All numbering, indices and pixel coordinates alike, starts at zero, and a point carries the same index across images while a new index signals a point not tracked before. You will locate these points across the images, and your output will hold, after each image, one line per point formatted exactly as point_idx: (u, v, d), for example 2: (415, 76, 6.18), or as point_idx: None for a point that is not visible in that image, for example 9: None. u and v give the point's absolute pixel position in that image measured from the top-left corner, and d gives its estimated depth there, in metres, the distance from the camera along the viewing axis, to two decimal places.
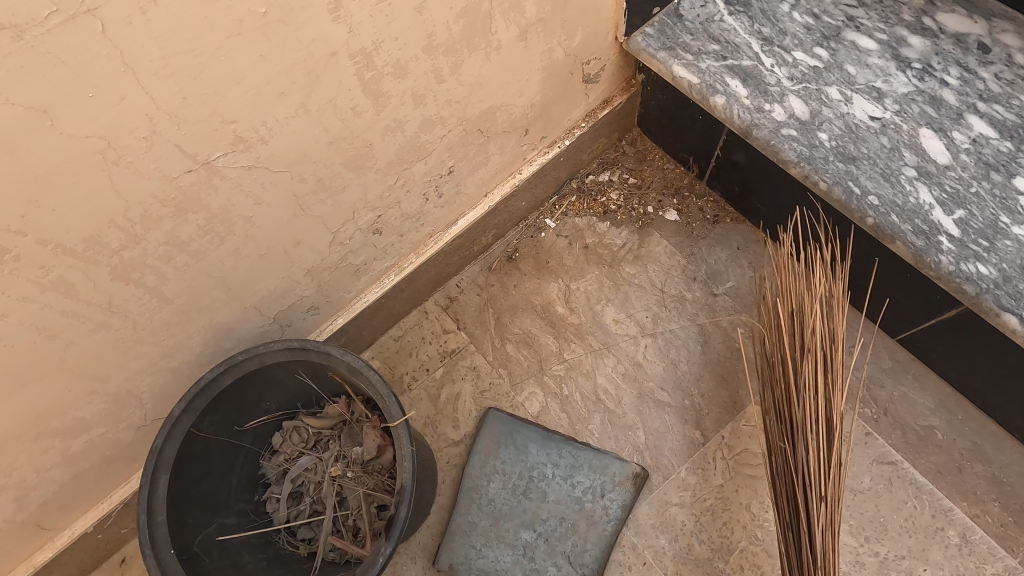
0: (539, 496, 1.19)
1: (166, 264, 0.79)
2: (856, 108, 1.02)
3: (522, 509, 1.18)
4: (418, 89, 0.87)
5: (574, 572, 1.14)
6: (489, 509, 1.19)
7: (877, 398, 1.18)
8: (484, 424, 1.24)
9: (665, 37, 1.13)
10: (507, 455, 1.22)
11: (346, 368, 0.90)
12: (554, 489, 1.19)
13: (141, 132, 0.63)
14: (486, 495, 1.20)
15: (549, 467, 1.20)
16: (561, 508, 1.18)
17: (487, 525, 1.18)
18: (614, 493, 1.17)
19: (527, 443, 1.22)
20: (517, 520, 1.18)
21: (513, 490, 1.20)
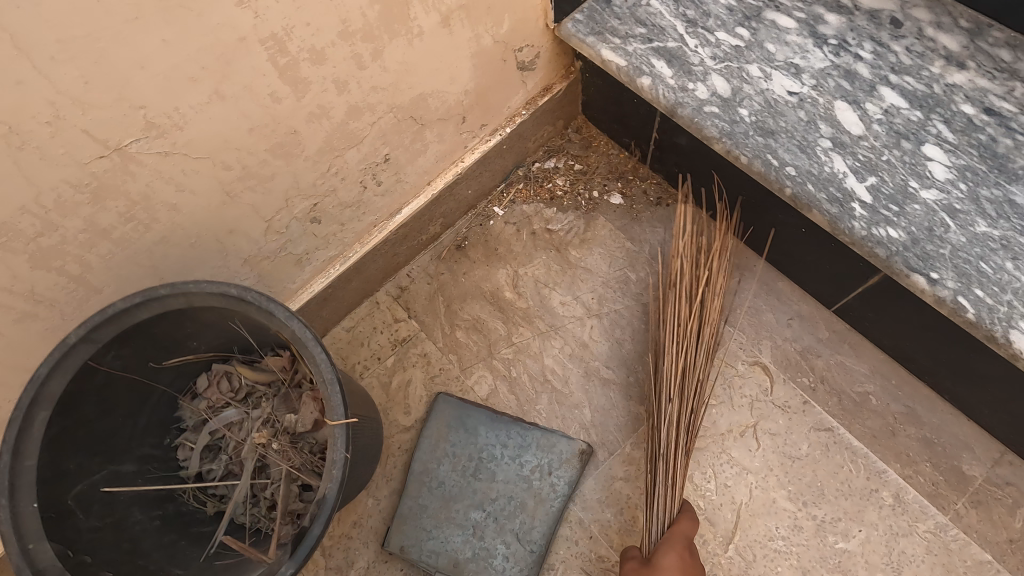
0: (488, 477, 1.21)
1: (89, 253, 0.80)
2: (775, 84, 1.05)
3: (472, 489, 1.21)
4: (339, 76, 0.89)
5: (521, 549, 1.16)
6: (438, 491, 1.21)
7: (814, 367, 1.22)
8: (434, 410, 1.26)
9: (594, 23, 1.16)
10: (458, 438, 1.24)
11: (291, 335, 0.85)
12: (503, 469, 1.21)
13: (44, 117, 0.64)
14: (437, 478, 1.22)
15: (498, 448, 1.22)
16: (510, 488, 1.20)
17: (437, 506, 1.20)
18: (561, 471, 1.20)
19: (476, 427, 1.24)
20: (466, 501, 1.20)
21: (463, 472, 1.22)
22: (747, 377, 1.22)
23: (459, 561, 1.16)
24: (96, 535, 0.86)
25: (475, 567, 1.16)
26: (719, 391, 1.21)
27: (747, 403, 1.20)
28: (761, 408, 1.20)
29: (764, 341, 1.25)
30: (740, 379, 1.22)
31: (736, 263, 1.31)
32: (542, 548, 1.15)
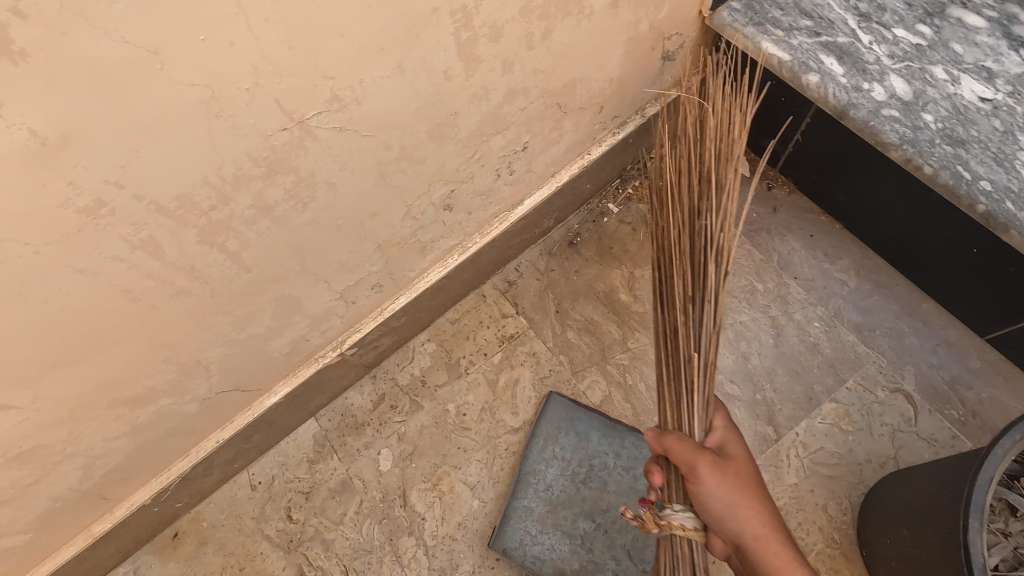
0: (600, 484, 1.17)
1: (250, 229, 0.76)
2: (964, 89, 0.96)
3: (581, 497, 1.17)
4: (508, 56, 0.83)
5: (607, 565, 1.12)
6: (547, 494, 1.17)
7: (964, 400, 1.12)
8: (546, 410, 1.21)
9: (753, 12, 1.07)
10: (575, 438, 1.20)
11: (894, 442, 1.11)
12: (625, 479, 1.17)
13: (244, 83, 0.60)
14: (547, 480, 1.17)
15: (619, 457, 1.18)
16: (622, 500, 1.16)
17: (546, 510, 1.16)
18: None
19: (589, 432, 1.20)
20: (575, 509, 1.16)
21: (575, 477, 1.18)
22: (887, 403, 1.14)
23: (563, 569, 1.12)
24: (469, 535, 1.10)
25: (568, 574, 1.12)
26: (855, 417, 1.14)
27: (887, 431, 1.12)
28: (902, 438, 1.11)
29: (907, 366, 1.16)
30: (880, 406, 1.14)
31: (873, 279, 1.23)
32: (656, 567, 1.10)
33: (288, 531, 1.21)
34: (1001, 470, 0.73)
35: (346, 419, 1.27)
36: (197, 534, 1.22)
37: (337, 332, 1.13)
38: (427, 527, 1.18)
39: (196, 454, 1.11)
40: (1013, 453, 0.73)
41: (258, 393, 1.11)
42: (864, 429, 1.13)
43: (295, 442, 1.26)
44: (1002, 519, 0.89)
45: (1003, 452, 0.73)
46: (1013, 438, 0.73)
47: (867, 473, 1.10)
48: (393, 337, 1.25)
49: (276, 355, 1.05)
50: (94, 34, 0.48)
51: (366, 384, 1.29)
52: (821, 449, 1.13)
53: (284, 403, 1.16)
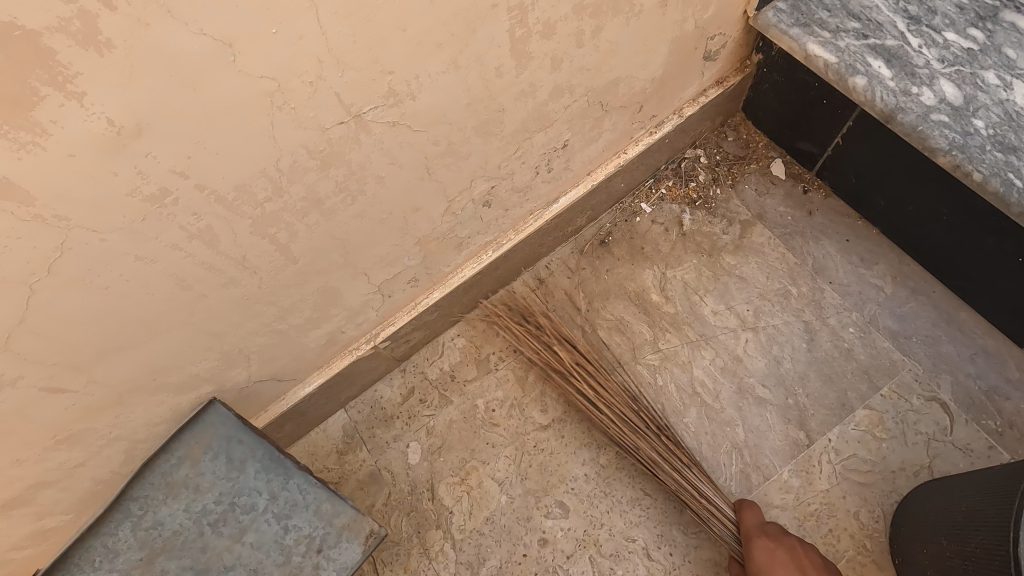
0: (141, 542, 0.93)
1: (301, 221, 0.77)
2: (1018, 95, 0.94)
3: (199, 541, 0.95)
4: (558, 53, 0.83)
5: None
6: (107, 548, 0.92)
7: (1002, 411, 1.11)
8: (200, 419, 0.97)
9: (799, 13, 1.06)
10: (171, 471, 0.96)
11: (928, 452, 1.10)
12: (258, 527, 0.97)
13: (309, 77, 0.60)
14: (115, 531, 0.92)
15: (264, 498, 0.98)
16: (258, 556, 0.96)
17: (133, 558, 0.92)
18: (337, 547, 0.98)
19: (244, 461, 0.99)
20: (184, 558, 0.94)
21: (157, 526, 0.94)
22: (923, 412, 1.13)
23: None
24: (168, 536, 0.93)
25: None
26: (890, 425, 1.13)
27: (922, 440, 1.11)
28: (937, 447, 1.10)
29: (943, 375, 1.15)
30: (915, 415, 1.13)
31: (911, 287, 1.22)
32: (684, 569, 1.10)
33: None
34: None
35: (374, 412, 1.28)
36: None
37: (371, 325, 1.14)
38: (455, 521, 1.18)
39: None
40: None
41: (292, 383, 1.12)
42: (898, 436, 1.12)
43: (324, 433, 1.28)
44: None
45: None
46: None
47: (901, 481, 1.09)
48: (425, 332, 1.25)
49: (313, 346, 1.06)
50: (174, 25, 0.49)
51: (395, 377, 1.30)
52: (853, 456, 1.12)
53: (317, 394, 1.17)
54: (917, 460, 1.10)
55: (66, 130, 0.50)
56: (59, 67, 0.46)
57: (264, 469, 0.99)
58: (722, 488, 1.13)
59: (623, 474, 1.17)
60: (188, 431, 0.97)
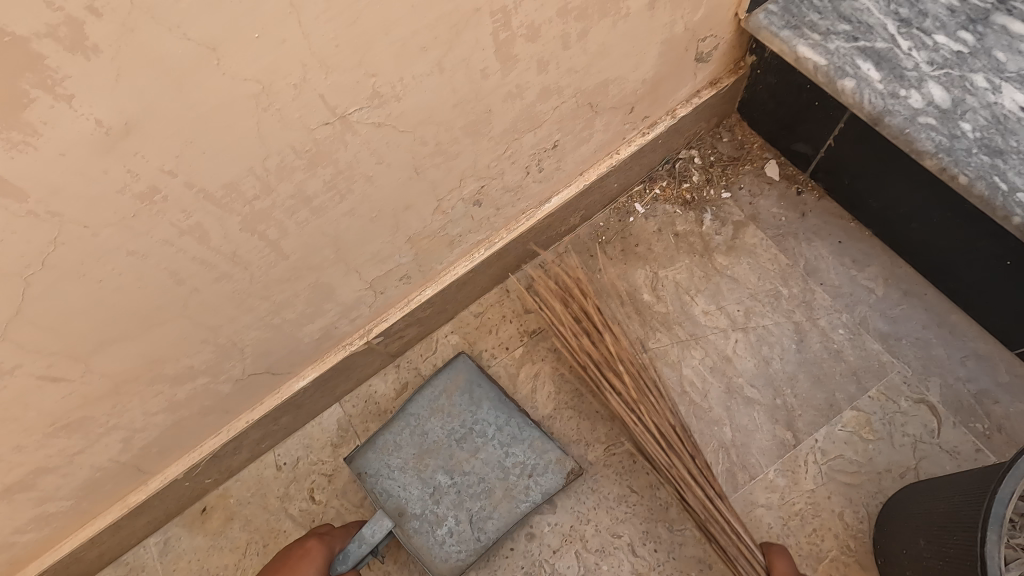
0: (414, 445, 1.21)
1: (289, 219, 0.79)
2: (1006, 98, 0.95)
3: (449, 451, 1.21)
4: (545, 56, 0.85)
5: (474, 534, 1.15)
6: (389, 444, 1.21)
7: (991, 414, 1.11)
8: (452, 367, 1.24)
9: (790, 16, 1.07)
10: (436, 398, 1.24)
11: (916, 453, 1.10)
12: (488, 449, 1.20)
13: (293, 78, 0.62)
14: (396, 435, 1.22)
15: (492, 430, 1.21)
16: (487, 470, 1.19)
17: (408, 454, 1.21)
18: (544, 476, 1.17)
19: (482, 399, 1.23)
20: (437, 460, 1.21)
21: (422, 436, 1.22)
22: (911, 414, 1.13)
23: (404, 513, 1.18)
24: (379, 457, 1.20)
25: (464, 559, 1.14)
26: (877, 426, 1.13)
27: (909, 442, 1.11)
28: (924, 450, 1.10)
29: (932, 377, 1.15)
30: (903, 417, 1.13)
31: (902, 289, 1.22)
32: (668, 567, 1.12)
33: (311, 511, 1.25)
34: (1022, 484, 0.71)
35: (369, 405, 1.30)
36: (225, 509, 1.27)
37: (365, 321, 1.16)
38: None
39: (227, 432, 1.15)
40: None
41: (288, 376, 1.14)
42: (886, 438, 1.12)
43: (320, 425, 1.30)
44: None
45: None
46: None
47: (887, 482, 1.10)
48: (418, 328, 1.27)
49: (307, 341, 1.09)
50: (158, 30, 0.51)
51: (390, 372, 1.32)
52: (840, 457, 1.12)
53: (312, 388, 1.19)
54: (903, 462, 1.10)
55: (55, 129, 0.52)
56: (48, 71, 0.49)
57: (496, 409, 1.22)
58: None
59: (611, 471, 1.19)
60: (445, 371, 1.25)
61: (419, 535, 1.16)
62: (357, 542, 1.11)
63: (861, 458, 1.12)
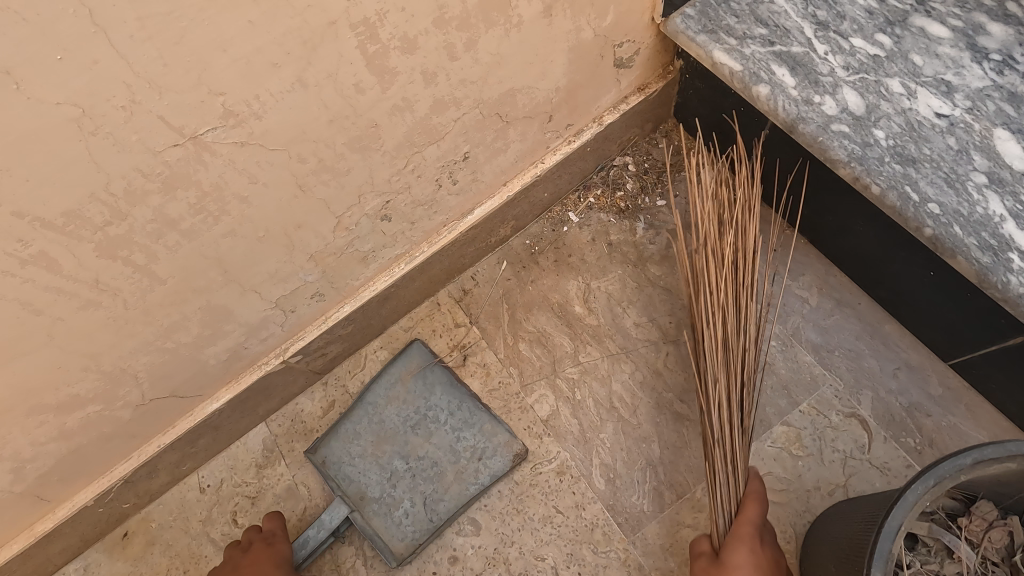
0: (373, 431, 1.21)
1: (156, 243, 0.75)
2: (921, 103, 0.91)
3: (405, 438, 1.21)
4: (429, 67, 0.81)
5: (427, 515, 1.15)
6: (350, 432, 1.22)
7: (923, 428, 1.07)
8: (406, 354, 1.25)
9: (706, 20, 1.03)
10: (393, 386, 1.24)
11: (846, 471, 1.07)
12: (440, 434, 1.20)
13: (119, 101, 0.58)
14: (355, 422, 1.22)
15: (445, 414, 1.21)
16: (439, 454, 1.19)
17: (367, 441, 1.21)
18: (492, 459, 1.17)
19: (436, 384, 1.23)
20: (395, 446, 1.20)
21: (380, 423, 1.22)
22: (841, 429, 1.09)
23: (365, 497, 1.18)
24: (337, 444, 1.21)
25: (417, 539, 1.14)
26: (807, 442, 1.10)
27: (838, 458, 1.08)
28: (853, 466, 1.07)
29: (864, 390, 1.11)
30: (834, 432, 1.09)
31: (837, 299, 1.18)
32: None
33: (232, 535, 1.21)
34: (909, 518, 0.67)
35: (295, 425, 1.26)
36: (146, 534, 1.23)
37: (279, 340, 1.12)
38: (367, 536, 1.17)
39: (137, 457, 1.11)
40: (924, 500, 0.67)
41: (198, 398, 1.11)
42: (814, 454, 1.09)
43: (244, 446, 1.26)
44: (936, 560, 0.82)
45: (914, 498, 0.67)
46: (925, 483, 0.66)
47: (814, 500, 1.06)
48: (342, 345, 1.23)
49: (214, 363, 1.05)
50: None
51: (317, 390, 1.28)
52: (767, 474, 1.09)
53: (228, 409, 1.15)
54: (830, 480, 1.07)
55: None
56: None
57: (448, 392, 1.22)
58: (634, 507, 1.11)
59: (537, 491, 1.15)
60: (400, 360, 1.25)
61: (378, 518, 1.16)
62: (314, 528, 1.13)
63: (787, 474, 1.08)
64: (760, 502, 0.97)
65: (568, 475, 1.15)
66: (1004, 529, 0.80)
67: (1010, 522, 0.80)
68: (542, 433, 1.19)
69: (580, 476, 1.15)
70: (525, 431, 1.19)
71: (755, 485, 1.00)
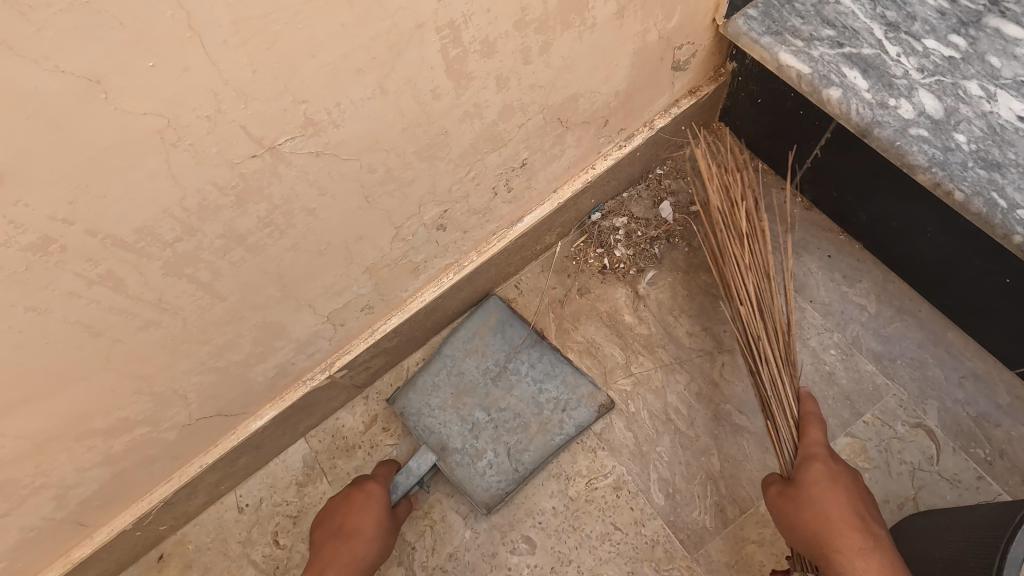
0: (454, 383, 1.20)
1: (222, 259, 0.71)
2: (1001, 107, 0.88)
3: (486, 390, 1.20)
4: (503, 71, 0.77)
5: (513, 465, 1.14)
6: (429, 384, 1.20)
7: (991, 438, 1.05)
8: (483, 308, 1.24)
9: (770, 21, 1.00)
10: (471, 340, 1.23)
11: (917, 482, 1.04)
12: (522, 386, 1.19)
13: (204, 110, 0.54)
14: (434, 375, 1.21)
15: (525, 366, 1.20)
16: (521, 405, 1.18)
17: (447, 393, 1.19)
18: (577, 409, 1.16)
19: (516, 339, 1.22)
20: (475, 398, 1.19)
21: (459, 376, 1.21)
22: (908, 440, 1.07)
23: (447, 448, 1.16)
24: (420, 392, 1.20)
25: (504, 488, 1.13)
26: (873, 453, 1.07)
27: (906, 470, 1.05)
28: (922, 479, 1.04)
29: (929, 400, 1.08)
30: (900, 443, 1.07)
31: (896, 306, 1.15)
32: None
33: (274, 556, 1.16)
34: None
35: (336, 441, 1.22)
36: (183, 557, 1.17)
37: (325, 355, 1.08)
38: (418, 558, 1.12)
39: (178, 478, 1.06)
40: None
41: (243, 417, 1.06)
42: (882, 466, 1.06)
43: (283, 464, 1.22)
44: None
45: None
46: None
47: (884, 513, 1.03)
48: (386, 357, 1.19)
49: (261, 379, 1.01)
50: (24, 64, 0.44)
51: (358, 404, 1.24)
52: None
53: (271, 427, 1.11)
54: (899, 492, 1.04)
55: None
56: None
57: (529, 345, 1.21)
58: (695, 522, 1.08)
59: (593, 507, 1.12)
60: (477, 315, 1.24)
61: (462, 468, 1.14)
62: (404, 472, 1.10)
63: None
64: (826, 445, 0.91)
65: (625, 490, 1.12)
66: None
67: None
68: (596, 447, 1.15)
69: (638, 491, 1.11)
70: (579, 445, 1.15)
71: (812, 409, 0.95)
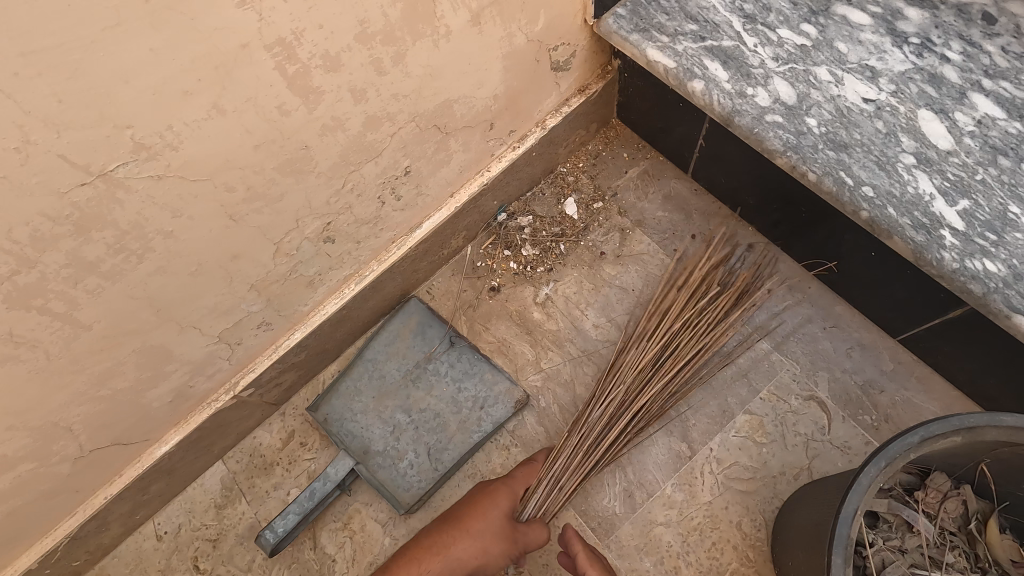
0: (375, 387, 1.20)
1: (75, 288, 0.71)
2: (848, 90, 0.93)
3: (406, 392, 1.20)
4: (357, 84, 0.79)
5: (433, 464, 1.15)
6: (351, 389, 1.21)
7: (877, 405, 1.10)
8: (402, 311, 1.25)
9: (637, 19, 1.03)
10: (392, 343, 1.23)
11: (812, 451, 1.09)
12: (442, 386, 1.20)
13: (11, 142, 0.55)
14: (356, 380, 1.21)
15: (445, 366, 1.21)
16: (442, 404, 1.19)
17: (368, 398, 1.20)
18: (494, 407, 1.18)
19: (435, 339, 1.23)
20: (395, 401, 1.20)
21: (381, 379, 1.21)
22: (801, 412, 1.11)
23: (369, 451, 1.17)
24: (343, 398, 1.20)
25: (424, 488, 1.14)
26: (770, 428, 1.11)
27: (801, 442, 1.10)
28: (815, 448, 1.09)
29: (820, 372, 1.13)
30: (795, 416, 1.11)
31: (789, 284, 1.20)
32: None
33: None
34: (864, 501, 0.69)
35: (254, 460, 1.21)
36: None
37: (227, 375, 1.08)
38: (338, 569, 1.13)
39: (83, 512, 1.05)
40: (877, 481, 0.69)
41: (145, 444, 1.05)
42: (779, 439, 1.10)
43: (202, 488, 1.20)
44: (897, 536, 0.83)
45: (869, 480, 0.69)
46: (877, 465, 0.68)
47: (781, 484, 1.08)
48: (297, 372, 1.19)
49: (158, 405, 1.00)
50: None
51: (275, 421, 1.23)
52: (735, 464, 1.10)
53: (179, 452, 1.10)
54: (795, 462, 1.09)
55: None
56: None
57: (447, 347, 1.22)
58: (606, 510, 1.10)
59: None
60: (397, 317, 1.25)
61: (383, 470, 1.15)
62: (321, 479, 1.11)
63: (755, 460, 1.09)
64: None
65: None
66: (958, 498, 0.83)
67: (963, 491, 0.83)
68: (510, 444, 1.17)
69: None
70: (494, 444, 1.18)
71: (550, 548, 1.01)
